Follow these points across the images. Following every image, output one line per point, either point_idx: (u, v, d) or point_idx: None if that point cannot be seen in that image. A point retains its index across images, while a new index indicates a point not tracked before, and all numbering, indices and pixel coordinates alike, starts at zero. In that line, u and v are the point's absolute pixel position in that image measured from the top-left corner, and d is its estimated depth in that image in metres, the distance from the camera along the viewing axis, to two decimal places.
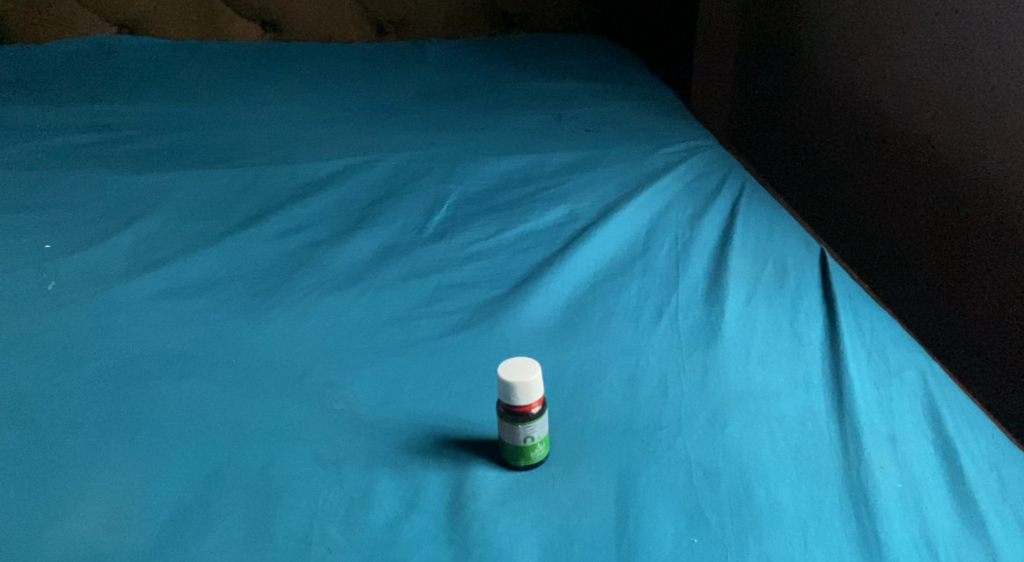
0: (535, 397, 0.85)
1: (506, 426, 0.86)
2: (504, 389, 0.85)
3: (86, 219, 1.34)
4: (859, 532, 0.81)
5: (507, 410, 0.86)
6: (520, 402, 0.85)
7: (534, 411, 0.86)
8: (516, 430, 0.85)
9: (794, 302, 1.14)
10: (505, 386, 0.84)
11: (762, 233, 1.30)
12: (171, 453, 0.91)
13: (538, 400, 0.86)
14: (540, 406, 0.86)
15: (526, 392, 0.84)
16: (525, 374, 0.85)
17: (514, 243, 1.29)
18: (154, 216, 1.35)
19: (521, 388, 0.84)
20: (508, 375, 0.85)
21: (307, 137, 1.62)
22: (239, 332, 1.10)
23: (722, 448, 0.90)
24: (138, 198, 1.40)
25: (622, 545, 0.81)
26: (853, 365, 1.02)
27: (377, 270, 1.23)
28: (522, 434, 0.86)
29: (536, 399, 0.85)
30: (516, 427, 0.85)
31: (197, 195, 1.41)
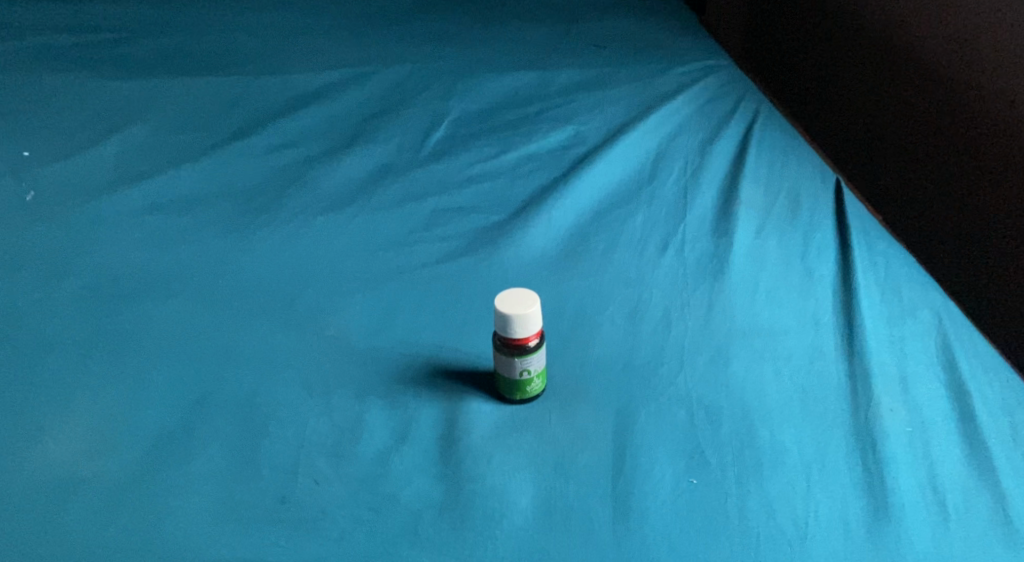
0: (533, 330, 0.81)
1: (502, 359, 0.82)
2: (500, 320, 0.81)
3: (69, 127, 1.28)
4: (865, 476, 0.78)
5: (502, 342, 0.82)
6: (516, 334, 0.81)
7: (531, 344, 0.82)
8: (512, 363, 0.82)
9: (807, 235, 1.10)
10: (502, 317, 0.81)
11: (776, 161, 1.24)
12: (154, 377, 0.88)
13: (535, 333, 0.82)
14: (537, 339, 0.83)
15: (523, 325, 0.80)
16: (523, 305, 0.81)
17: (516, 166, 1.24)
18: (140, 126, 1.29)
19: (519, 319, 0.80)
20: (505, 307, 0.81)
21: (302, 46, 1.54)
22: (227, 253, 1.06)
23: (725, 387, 0.87)
24: (124, 105, 1.34)
25: (618, 484, 0.78)
26: (865, 303, 0.98)
27: (372, 191, 1.18)
28: (518, 368, 0.82)
29: (533, 332, 0.81)
30: (511, 360, 0.82)
31: (185, 105, 1.35)
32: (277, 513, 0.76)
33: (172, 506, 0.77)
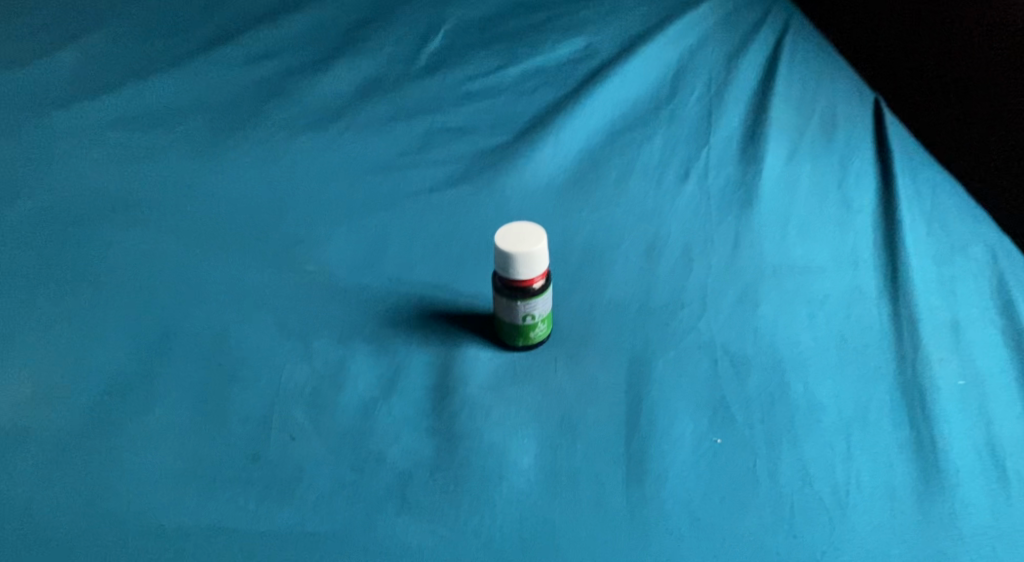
0: (539, 271, 0.72)
1: (503, 302, 0.73)
2: (501, 260, 0.71)
3: (27, 35, 1.17)
4: (913, 437, 0.69)
5: (504, 284, 0.73)
6: (519, 276, 0.72)
7: (536, 288, 0.73)
8: (514, 308, 0.73)
9: (843, 161, 0.98)
10: (503, 258, 0.71)
11: (809, 77, 1.12)
12: (113, 313, 0.79)
13: (541, 275, 0.73)
14: (543, 281, 0.73)
15: (528, 266, 0.71)
16: (527, 243, 0.71)
17: (520, 82, 1.11)
18: (105, 34, 1.17)
19: (523, 260, 0.71)
20: (506, 244, 0.71)
21: None
22: (198, 175, 0.96)
23: (752, 332, 0.77)
24: (89, 12, 1.22)
25: (633, 442, 0.68)
26: (909, 237, 0.87)
27: (358, 108, 1.06)
28: (521, 314, 0.73)
29: (539, 273, 0.72)
30: (513, 304, 0.73)
31: (156, 10, 1.23)
32: (246, 472, 0.67)
33: (127, 462, 0.68)
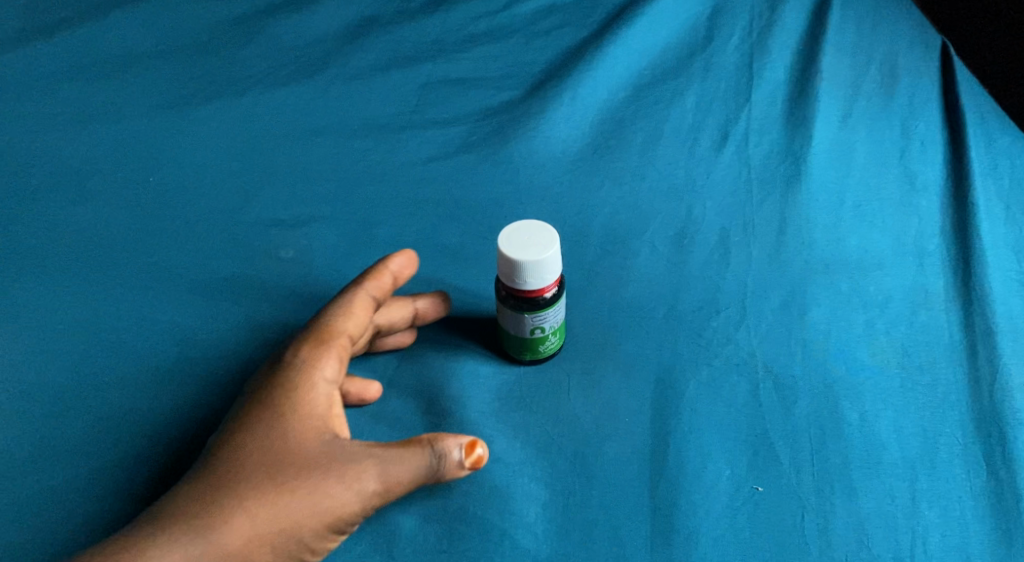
0: (552, 280, 0.60)
1: (507, 314, 0.62)
2: (505, 268, 0.60)
3: None
4: (990, 486, 0.59)
5: (509, 294, 0.61)
6: (528, 287, 0.60)
7: (548, 297, 0.61)
8: (520, 321, 0.62)
9: (905, 124, 0.83)
10: (509, 264, 0.59)
11: (868, 15, 0.92)
12: (62, 315, 0.69)
13: (554, 283, 0.61)
14: (555, 287, 0.62)
15: (538, 276, 0.59)
16: (538, 248, 0.59)
17: (534, 21, 0.92)
18: None
19: (532, 269, 0.59)
20: (513, 251, 0.59)
21: None
22: (160, 137, 0.83)
23: (799, 346, 0.66)
24: None
25: (659, 488, 0.59)
26: (986, 223, 0.74)
27: (345, 52, 0.90)
28: (530, 326, 0.62)
29: (551, 282, 0.60)
30: (520, 317, 0.62)
31: None
32: None
33: (73, 507, 0.60)
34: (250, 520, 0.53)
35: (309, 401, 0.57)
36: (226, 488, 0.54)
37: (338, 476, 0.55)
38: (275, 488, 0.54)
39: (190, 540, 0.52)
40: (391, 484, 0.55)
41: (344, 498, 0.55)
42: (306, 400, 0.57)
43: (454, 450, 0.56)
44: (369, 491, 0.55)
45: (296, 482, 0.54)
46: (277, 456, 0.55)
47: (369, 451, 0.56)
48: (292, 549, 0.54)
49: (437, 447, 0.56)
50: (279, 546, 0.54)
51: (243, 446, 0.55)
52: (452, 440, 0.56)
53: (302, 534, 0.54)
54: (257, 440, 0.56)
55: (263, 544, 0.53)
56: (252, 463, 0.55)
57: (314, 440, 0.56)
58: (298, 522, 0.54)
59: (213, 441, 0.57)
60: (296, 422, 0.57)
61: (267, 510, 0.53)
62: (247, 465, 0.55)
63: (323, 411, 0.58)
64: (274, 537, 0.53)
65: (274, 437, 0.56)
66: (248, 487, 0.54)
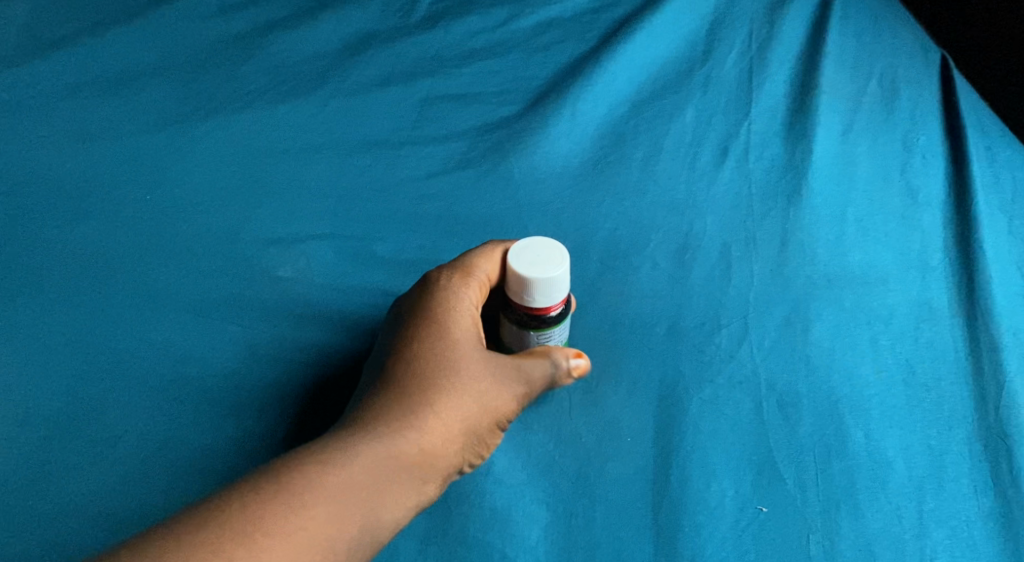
0: (559, 299, 0.60)
1: (512, 330, 0.62)
2: (513, 286, 0.59)
3: None
4: (999, 504, 0.58)
5: (516, 311, 0.61)
6: (535, 305, 0.60)
7: (556, 315, 0.61)
8: (524, 338, 0.62)
9: (906, 138, 0.83)
10: (520, 283, 0.59)
11: (866, 29, 0.91)
12: (57, 334, 0.69)
13: (561, 301, 0.60)
14: (563, 304, 0.61)
15: (545, 293, 0.59)
16: (550, 266, 0.59)
17: (533, 36, 0.92)
18: None
19: (541, 286, 0.59)
20: (522, 268, 0.59)
21: None
22: (158, 155, 0.82)
23: (804, 362, 0.66)
24: None
25: (661, 509, 0.58)
26: (989, 238, 0.73)
27: (344, 68, 0.89)
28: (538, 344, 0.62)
29: (558, 301, 0.60)
30: (528, 334, 0.62)
31: None
32: None
33: (66, 531, 0.59)
34: (440, 421, 0.56)
35: (463, 318, 0.60)
36: (410, 395, 0.56)
37: (501, 378, 0.59)
38: (455, 392, 0.57)
39: (390, 444, 0.54)
40: (537, 387, 0.60)
41: (507, 399, 0.59)
42: (462, 320, 0.60)
43: (565, 361, 0.61)
44: (526, 392, 0.60)
45: (470, 386, 0.58)
46: (449, 364, 0.58)
47: (517, 356, 0.60)
48: (471, 448, 0.58)
49: (554, 357, 0.60)
50: (464, 444, 0.57)
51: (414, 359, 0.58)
52: (562, 352, 0.61)
53: (478, 433, 0.58)
54: (426, 357, 0.58)
55: (450, 443, 0.56)
56: (428, 371, 0.57)
57: (477, 352, 0.59)
58: (477, 421, 0.57)
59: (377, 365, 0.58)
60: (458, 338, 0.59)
61: (451, 411, 0.56)
62: (423, 378, 0.57)
63: (474, 329, 0.61)
64: (460, 437, 0.57)
65: (442, 351, 0.58)
66: (430, 391, 0.56)
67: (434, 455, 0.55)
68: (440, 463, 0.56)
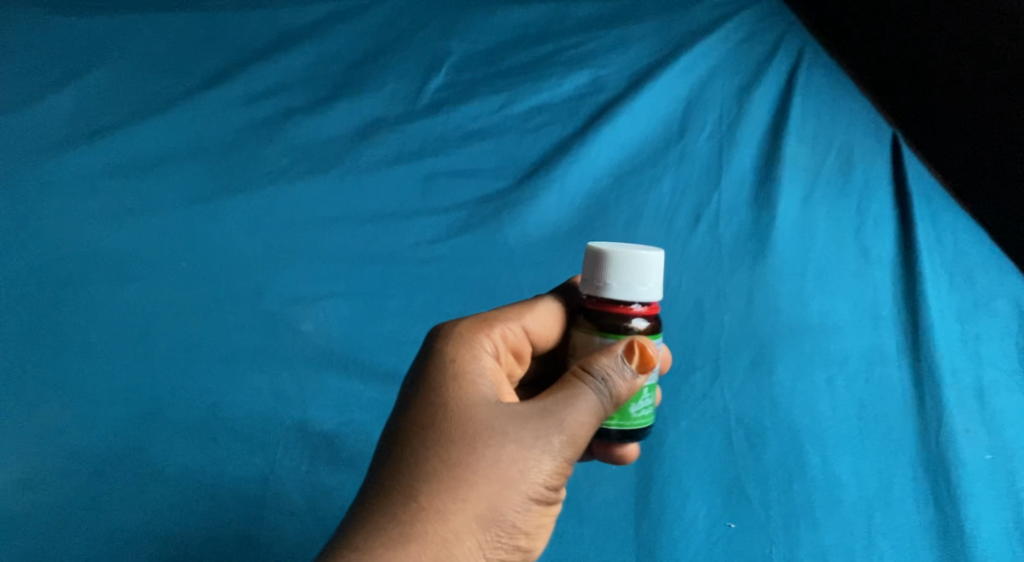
0: (636, 297, 0.62)
1: (581, 335, 0.63)
2: (592, 273, 0.63)
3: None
4: (937, 519, 0.69)
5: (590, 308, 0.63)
6: (609, 291, 0.62)
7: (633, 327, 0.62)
8: (591, 342, 0.62)
9: (862, 203, 0.92)
10: (593, 260, 0.63)
11: (825, 109, 1.00)
12: (106, 386, 0.80)
13: (639, 305, 0.62)
14: (647, 319, 0.62)
15: (621, 279, 0.62)
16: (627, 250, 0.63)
17: (527, 117, 1.00)
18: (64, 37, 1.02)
19: (619, 270, 0.62)
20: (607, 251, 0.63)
21: None
22: (185, 231, 0.90)
23: (768, 399, 0.74)
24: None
25: (642, 527, 0.68)
26: (932, 292, 0.83)
27: (357, 150, 0.97)
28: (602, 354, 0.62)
29: (635, 297, 0.62)
30: (597, 339, 0.62)
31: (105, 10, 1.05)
32: (246, 541, 0.74)
33: (128, 552, 0.73)
34: (454, 521, 0.56)
35: (474, 385, 0.60)
36: (425, 496, 0.56)
37: (512, 442, 0.58)
38: (471, 486, 0.56)
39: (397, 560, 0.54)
40: (569, 446, 0.59)
41: (530, 465, 0.58)
42: (478, 393, 0.60)
43: (612, 363, 0.60)
44: (550, 447, 0.58)
45: (485, 473, 0.57)
46: (456, 449, 0.57)
47: (546, 414, 0.59)
48: (498, 532, 0.57)
49: (602, 376, 0.60)
50: (489, 534, 0.57)
51: (423, 447, 0.58)
52: (608, 359, 0.60)
53: (499, 515, 0.57)
54: (442, 447, 0.58)
55: (464, 539, 0.56)
56: (443, 465, 0.57)
57: (496, 429, 0.58)
58: (500, 508, 0.57)
59: (390, 458, 0.58)
60: (476, 415, 0.59)
61: (466, 505, 0.56)
62: (437, 473, 0.57)
63: (483, 393, 0.60)
64: (482, 527, 0.56)
65: (458, 437, 0.58)
66: (433, 486, 0.56)
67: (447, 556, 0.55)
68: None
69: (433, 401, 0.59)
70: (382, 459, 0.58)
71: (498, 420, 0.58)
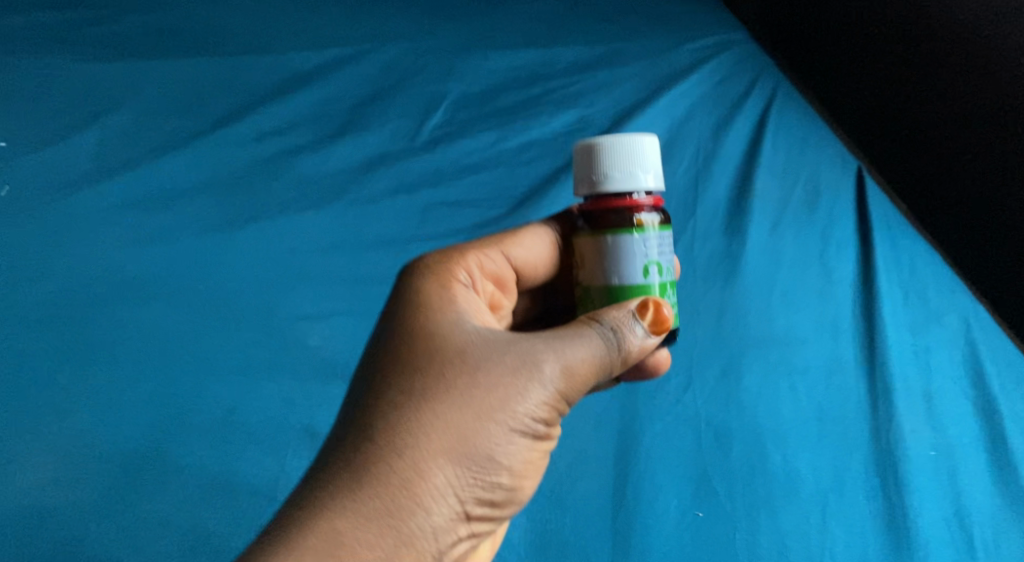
0: (638, 186, 0.67)
1: (590, 238, 0.67)
2: (591, 173, 0.68)
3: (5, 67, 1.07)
4: (884, 508, 0.78)
5: (594, 209, 0.68)
6: (610, 184, 0.67)
7: (636, 218, 0.66)
8: (600, 242, 0.66)
9: (827, 230, 0.98)
10: (588, 159, 0.68)
11: (795, 142, 1.07)
12: (132, 397, 0.88)
13: (641, 194, 0.67)
14: (652, 211, 0.67)
15: (619, 169, 0.67)
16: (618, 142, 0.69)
17: (518, 153, 1.09)
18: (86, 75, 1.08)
19: (615, 163, 0.67)
20: (599, 148, 0.68)
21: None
22: (202, 255, 0.97)
23: (736, 403, 0.82)
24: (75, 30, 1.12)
25: (620, 515, 0.76)
26: (886, 307, 0.90)
27: (361, 182, 1.05)
28: (608, 252, 0.66)
29: (636, 184, 0.67)
30: (602, 237, 0.66)
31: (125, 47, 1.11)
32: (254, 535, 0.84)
33: (156, 545, 0.82)
34: (432, 445, 0.58)
35: (458, 320, 0.64)
36: (405, 420, 0.59)
37: (495, 373, 0.61)
38: (451, 414, 0.59)
39: (372, 481, 0.57)
40: (552, 381, 0.62)
41: (511, 395, 0.60)
42: (463, 326, 0.63)
43: (620, 316, 0.64)
44: (533, 381, 0.61)
45: (465, 402, 0.59)
46: (438, 377, 0.60)
47: (532, 349, 0.62)
48: (476, 458, 0.59)
49: (609, 325, 0.64)
50: (466, 460, 0.59)
51: (406, 374, 0.61)
52: (618, 312, 0.65)
53: (471, 442, 0.59)
54: (424, 375, 0.61)
55: (434, 467, 0.58)
56: (424, 392, 0.60)
57: (478, 360, 0.61)
58: (478, 435, 0.59)
59: (375, 384, 0.61)
60: (459, 346, 0.62)
61: (445, 430, 0.59)
62: (418, 399, 0.60)
63: (468, 326, 0.63)
64: (459, 453, 0.59)
65: (440, 367, 0.61)
66: (414, 411, 0.59)
67: (421, 479, 0.58)
68: (434, 485, 0.58)
69: (419, 333, 0.63)
70: (366, 385, 0.62)
71: (483, 351, 0.61)
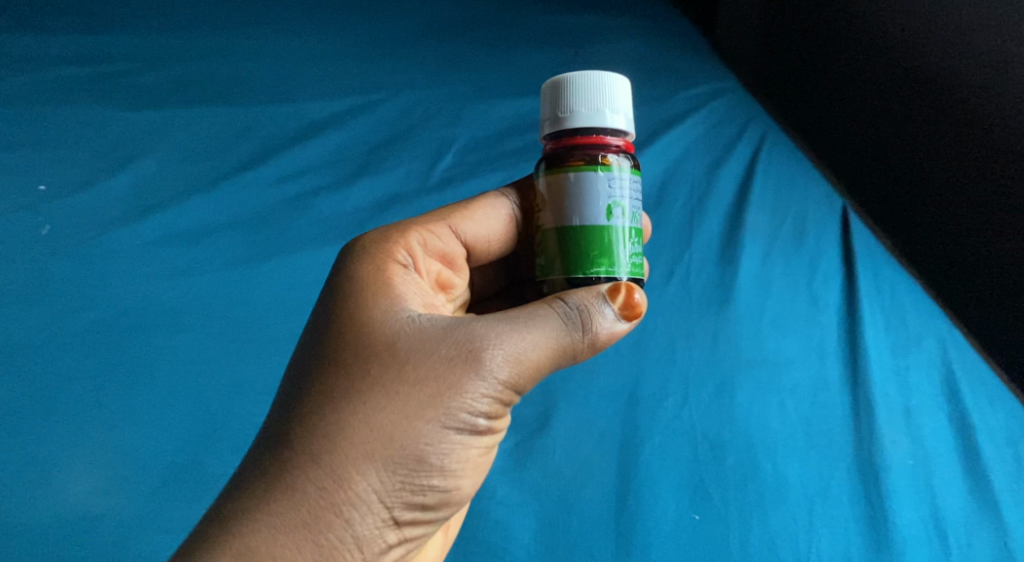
0: (604, 126, 0.73)
1: (557, 175, 0.73)
2: (559, 113, 0.74)
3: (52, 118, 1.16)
4: (867, 511, 0.84)
5: (559, 147, 0.74)
6: (577, 123, 0.73)
7: (602, 158, 0.73)
8: (565, 178, 0.73)
9: (814, 260, 1.05)
10: (556, 99, 0.75)
11: (783, 180, 1.15)
12: (169, 415, 0.94)
13: (608, 134, 0.74)
14: (619, 153, 0.74)
15: (585, 109, 0.73)
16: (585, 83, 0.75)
17: None
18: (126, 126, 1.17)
19: (582, 103, 0.73)
20: (566, 88, 0.74)
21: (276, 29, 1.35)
22: (232, 286, 1.04)
23: (728, 418, 0.89)
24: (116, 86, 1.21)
25: (621, 519, 0.82)
26: (869, 330, 0.97)
27: (378, 218, 1.12)
28: (573, 188, 0.72)
29: (602, 123, 0.73)
30: (566, 175, 0.73)
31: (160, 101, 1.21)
32: None
33: None
34: (364, 451, 0.66)
35: (394, 320, 0.70)
36: (341, 427, 0.67)
37: (428, 377, 0.67)
38: (384, 419, 0.66)
39: (308, 488, 0.65)
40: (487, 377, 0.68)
41: (443, 398, 0.67)
42: (399, 329, 0.69)
43: (589, 296, 0.71)
44: (465, 382, 0.68)
45: (397, 408, 0.67)
46: (372, 386, 0.67)
47: (467, 351, 0.68)
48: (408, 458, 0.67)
49: (574, 304, 0.70)
50: (399, 461, 0.67)
51: (344, 380, 0.68)
52: (587, 293, 0.71)
53: (397, 450, 0.66)
54: (360, 381, 0.68)
55: (364, 473, 0.66)
56: (360, 398, 0.67)
57: (411, 368, 0.68)
58: (409, 438, 0.67)
59: (316, 388, 0.68)
60: (395, 350, 0.68)
61: (377, 436, 0.66)
62: (354, 408, 0.67)
63: (405, 324, 0.70)
64: (392, 457, 0.66)
65: (375, 374, 0.68)
66: (349, 419, 0.67)
67: (353, 482, 0.66)
68: (365, 489, 0.66)
69: (356, 340, 0.69)
70: (309, 386, 0.69)
71: (418, 355, 0.68)
